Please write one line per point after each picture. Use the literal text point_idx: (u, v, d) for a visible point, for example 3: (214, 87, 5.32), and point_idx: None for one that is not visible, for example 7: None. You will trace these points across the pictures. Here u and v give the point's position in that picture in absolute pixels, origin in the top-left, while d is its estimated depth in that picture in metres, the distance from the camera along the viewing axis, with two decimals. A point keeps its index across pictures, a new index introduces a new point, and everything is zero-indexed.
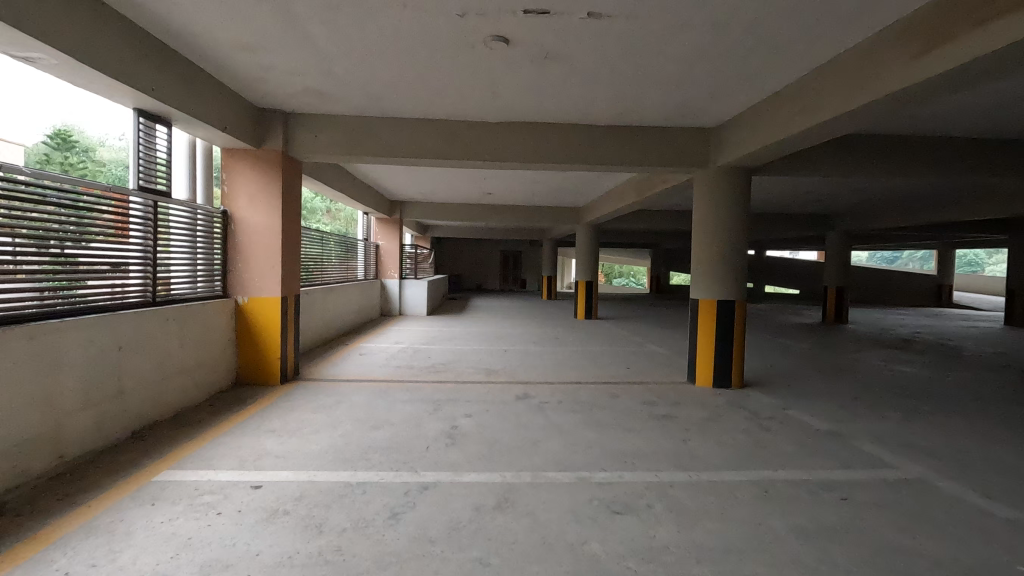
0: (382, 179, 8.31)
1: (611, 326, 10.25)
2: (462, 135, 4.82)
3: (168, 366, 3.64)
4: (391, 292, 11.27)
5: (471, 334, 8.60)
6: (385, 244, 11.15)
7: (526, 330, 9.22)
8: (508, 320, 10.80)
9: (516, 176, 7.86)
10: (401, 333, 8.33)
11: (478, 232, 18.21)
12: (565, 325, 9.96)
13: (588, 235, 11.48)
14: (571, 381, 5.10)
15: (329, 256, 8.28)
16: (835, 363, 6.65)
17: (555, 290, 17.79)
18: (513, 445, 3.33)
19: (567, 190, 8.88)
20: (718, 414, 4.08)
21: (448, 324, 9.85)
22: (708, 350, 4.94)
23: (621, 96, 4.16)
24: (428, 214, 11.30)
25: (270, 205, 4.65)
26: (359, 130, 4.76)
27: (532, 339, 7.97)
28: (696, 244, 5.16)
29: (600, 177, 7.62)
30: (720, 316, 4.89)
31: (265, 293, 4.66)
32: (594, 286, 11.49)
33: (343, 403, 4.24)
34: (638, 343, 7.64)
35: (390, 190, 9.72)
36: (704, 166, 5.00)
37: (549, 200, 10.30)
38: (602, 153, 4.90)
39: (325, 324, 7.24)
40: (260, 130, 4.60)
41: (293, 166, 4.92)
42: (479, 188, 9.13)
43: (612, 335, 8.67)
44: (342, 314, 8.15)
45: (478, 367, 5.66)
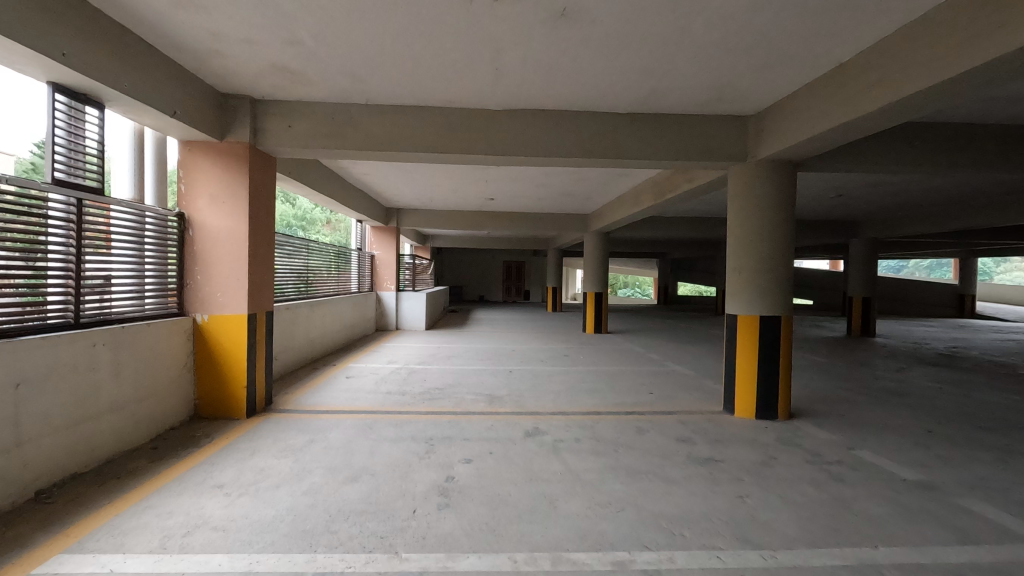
0: (375, 182, 7.66)
1: (623, 341, 9.51)
2: (460, 125, 4.14)
3: (93, 404, 2.93)
4: (387, 305, 10.57)
5: (472, 351, 7.87)
6: (382, 254, 10.47)
7: (533, 346, 8.49)
8: (512, 335, 10.07)
9: (522, 178, 7.18)
10: (396, 351, 7.60)
11: (480, 242, 17.54)
12: (575, 340, 9.24)
13: (597, 243, 10.77)
14: (587, 411, 4.37)
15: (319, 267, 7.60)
16: (882, 384, 5.89)
17: (560, 302, 17.07)
18: (522, 505, 2.60)
19: (576, 194, 8.19)
20: (770, 455, 3.36)
21: (448, 340, 9.12)
22: (750, 374, 4.21)
23: (647, 74, 3.50)
24: (427, 222, 10.63)
25: (234, 206, 3.97)
26: (339, 119, 4.09)
27: (539, 358, 7.23)
28: (731, 251, 4.46)
29: (612, 179, 6.94)
30: (762, 334, 4.17)
31: (228, 311, 3.96)
32: (603, 298, 10.77)
33: (316, 442, 3.51)
34: (657, 363, 6.91)
35: (386, 195, 9.06)
36: (742, 161, 4.30)
37: (555, 206, 9.62)
38: (623, 145, 4.21)
39: (309, 343, 6.53)
40: (223, 119, 3.94)
41: (264, 162, 4.24)
42: (482, 193, 8.46)
43: (626, 352, 7.93)
44: (331, 332, 7.43)
45: (480, 394, 4.91)
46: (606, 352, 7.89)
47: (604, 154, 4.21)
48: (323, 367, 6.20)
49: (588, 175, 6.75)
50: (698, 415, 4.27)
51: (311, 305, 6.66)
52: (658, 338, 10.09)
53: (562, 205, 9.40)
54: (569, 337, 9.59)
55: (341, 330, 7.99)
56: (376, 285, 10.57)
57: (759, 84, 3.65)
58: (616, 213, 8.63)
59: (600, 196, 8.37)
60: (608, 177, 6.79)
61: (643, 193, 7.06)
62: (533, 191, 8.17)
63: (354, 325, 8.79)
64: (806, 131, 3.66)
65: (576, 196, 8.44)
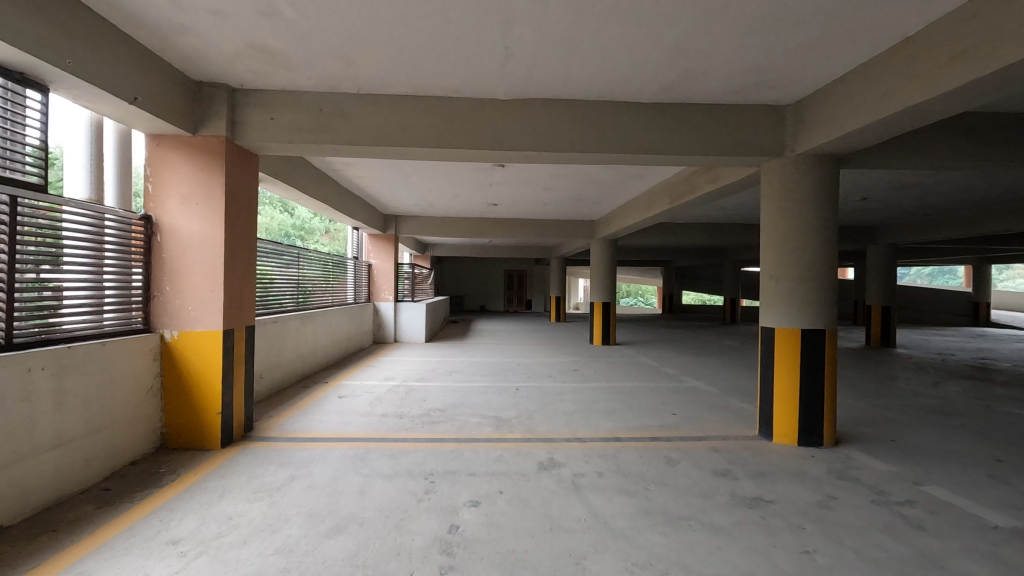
0: (371, 185, 7.20)
1: (633, 353, 9.03)
2: (463, 117, 3.70)
3: (27, 441, 2.46)
4: (386, 316, 10.11)
5: (475, 366, 7.39)
6: (380, 263, 10.04)
7: (539, 360, 8.00)
8: (516, 348, 9.59)
9: (528, 180, 6.72)
10: (394, 367, 7.12)
11: (481, 250, 17.08)
12: (583, 352, 8.74)
13: (604, 251, 10.32)
14: (607, 438, 3.88)
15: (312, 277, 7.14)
16: (924, 403, 5.39)
17: (564, 311, 16.61)
18: (542, 566, 2.12)
19: (585, 198, 7.75)
20: (827, 494, 2.88)
21: (449, 354, 8.65)
22: (791, 395, 3.74)
23: (679, 55, 3.06)
24: (427, 229, 10.18)
25: (208, 208, 3.50)
26: (328, 110, 3.65)
27: (548, 373, 6.73)
28: (765, 257, 4.00)
29: (624, 181, 6.50)
30: (804, 350, 3.70)
31: (200, 327, 3.49)
32: (612, 308, 10.30)
33: (297, 479, 3.02)
34: (674, 378, 6.43)
35: (384, 201, 8.61)
36: (778, 156, 3.85)
37: (561, 211, 9.17)
38: (646, 139, 3.77)
39: (300, 358, 6.05)
40: (196, 110, 3.49)
41: (244, 158, 3.78)
42: (484, 197, 8.01)
43: (638, 366, 7.46)
44: (324, 346, 6.95)
45: (486, 418, 4.42)
46: (617, 367, 7.40)
47: (624, 149, 3.76)
48: (313, 385, 5.72)
49: (599, 176, 6.30)
50: (732, 442, 3.79)
51: (302, 317, 6.18)
52: (669, 350, 9.61)
53: (568, 210, 8.95)
54: (576, 350, 9.11)
55: (336, 344, 7.51)
56: (374, 295, 10.11)
57: (805, 66, 3.20)
58: (627, 219, 8.18)
59: (609, 201, 7.93)
60: (621, 178, 6.34)
61: (657, 196, 6.61)
62: (539, 195, 7.72)
63: (349, 339, 8.32)
64: (858, 119, 3.22)
65: (584, 201, 8.00)
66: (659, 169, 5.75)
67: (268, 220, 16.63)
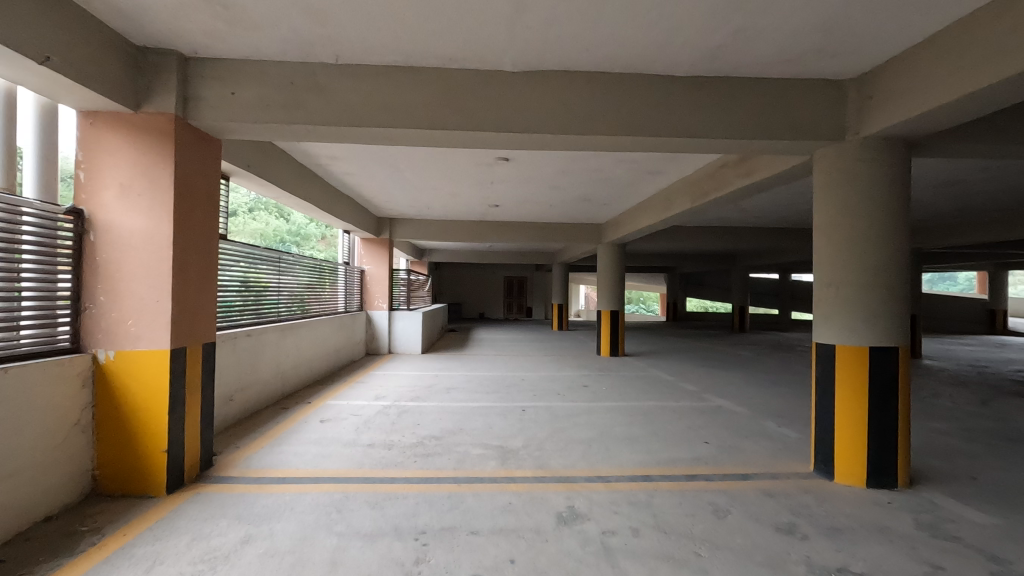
0: (361, 184, 6.58)
1: (645, 366, 8.40)
2: (463, 93, 3.09)
3: None
4: (379, 326, 9.48)
5: (475, 381, 6.76)
6: (373, 269, 9.42)
7: (544, 374, 7.37)
8: (519, 360, 8.95)
9: (533, 179, 6.11)
10: (386, 383, 6.48)
11: (480, 256, 16.48)
12: (591, 366, 8.11)
13: (612, 256, 9.71)
14: (634, 477, 3.25)
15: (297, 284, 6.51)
16: (982, 426, 4.77)
17: (566, 319, 15.99)
18: None
19: (594, 198, 7.14)
20: (930, 563, 2.25)
21: (447, 367, 8.01)
22: (857, 426, 3.12)
23: (733, 8, 2.45)
24: (423, 233, 9.57)
25: (154, 201, 2.88)
26: (300, 84, 3.03)
27: (556, 391, 6.10)
28: (819, 261, 3.39)
29: (639, 180, 5.91)
30: (873, 372, 3.08)
31: (142, 346, 2.86)
32: (620, 316, 9.68)
33: (253, 541, 2.39)
34: (696, 396, 5.82)
35: (377, 202, 8.01)
36: (838, 141, 3.24)
37: (567, 214, 8.57)
38: (681, 120, 3.16)
39: (280, 375, 5.41)
40: (139, 81, 2.87)
41: (202, 143, 3.16)
42: (485, 198, 7.40)
43: (654, 382, 6.83)
44: (309, 360, 6.31)
45: (489, 450, 3.78)
46: (631, 383, 6.77)
47: (656, 132, 3.15)
48: (294, 406, 5.07)
49: (612, 173, 5.70)
50: (786, 483, 3.16)
51: (283, 329, 5.55)
52: (682, 362, 8.98)
53: (575, 212, 8.36)
54: (584, 362, 8.48)
55: (322, 358, 6.87)
56: (366, 303, 9.48)
57: (885, 25, 2.60)
58: (639, 222, 7.58)
59: (619, 201, 7.33)
60: (636, 176, 5.75)
61: (675, 196, 6.02)
62: (544, 196, 7.12)
63: (339, 351, 7.68)
64: (948, 91, 2.61)
65: (592, 202, 7.41)
66: (680, 163, 5.14)
67: (260, 225, 16.03)
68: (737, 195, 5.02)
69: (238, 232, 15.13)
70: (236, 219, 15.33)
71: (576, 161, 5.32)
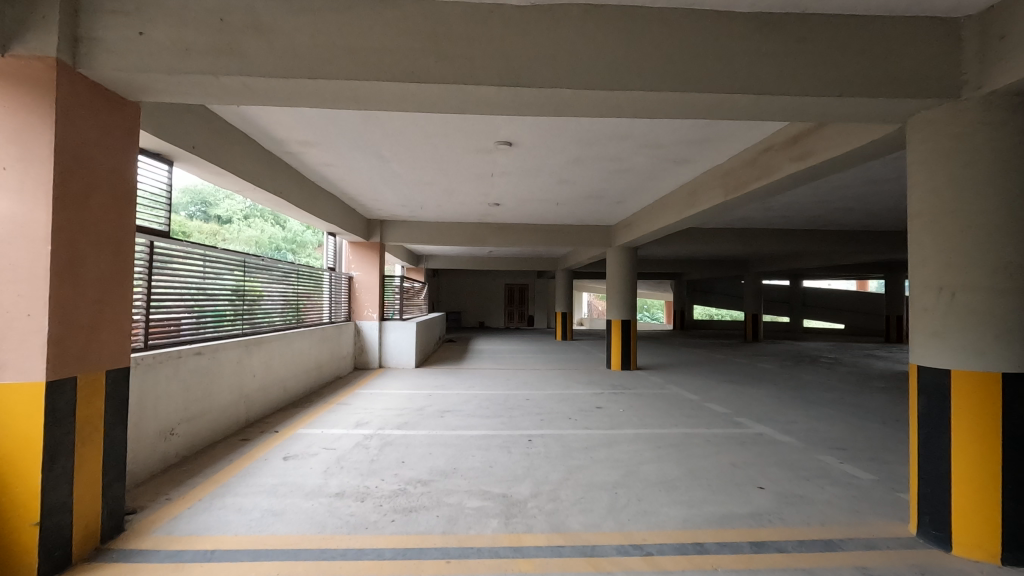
0: (344, 180, 5.81)
1: (661, 381, 7.59)
2: (451, 35, 2.31)
3: None
4: (369, 337, 8.67)
5: (474, 402, 5.96)
6: (363, 275, 8.64)
7: (552, 393, 6.56)
8: (522, 375, 8.14)
9: (539, 171, 5.33)
10: (372, 405, 5.68)
11: (481, 262, 15.71)
12: (603, 382, 7.29)
13: (622, 260, 8.92)
14: (682, 546, 2.45)
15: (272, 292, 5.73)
16: None
17: (571, 329, 15.19)
18: None
19: (605, 195, 6.38)
20: None
21: (442, 384, 7.21)
22: (985, 482, 2.30)
23: None
24: (418, 237, 8.80)
25: (26, 180, 2.10)
26: (232, 21, 2.25)
27: (567, 415, 5.29)
28: (918, 259, 2.60)
29: (662, 171, 5.13)
30: (1007, 408, 2.28)
31: (7, 379, 2.07)
32: (632, 325, 8.88)
33: None
34: (730, 422, 4.99)
35: (365, 202, 7.23)
36: (948, 99, 2.44)
37: (576, 214, 7.79)
38: (741, 72, 2.38)
39: (244, 399, 4.63)
40: (7, 13, 2.10)
41: (106, 106, 2.38)
42: (485, 196, 6.62)
43: (676, 402, 6.00)
44: (283, 379, 5.52)
45: (490, 503, 2.97)
46: (650, 403, 5.96)
47: (710, 88, 2.37)
48: (257, 438, 4.27)
49: (631, 163, 4.92)
50: (888, 557, 2.35)
51: (249, 346, 4.75)
52: (701, 377, 8.16)
53: (585, 212, 7.58)
54: (595, 378, 7.67)
55: (301, 376, 6.07)
56: (355, 313, 8.67)
57: None
58: (657, 222, 6.79)
59: (635, 198, 6.55)
60: (658, 165, 4.96)
61: (703, 190, 5.23)
62: (550, 193, 6.34)
63: (322, 368, 6.89)
64: None
65: (604, 199, 6.62)
66: (714, 147, 4.36)
67: (255, 231, 15.38)
68: (783, 185, 4.23)
69: (231, 239, 14.47)
70: (229, 225, 14.70)
71: (590, 147, 4.54)
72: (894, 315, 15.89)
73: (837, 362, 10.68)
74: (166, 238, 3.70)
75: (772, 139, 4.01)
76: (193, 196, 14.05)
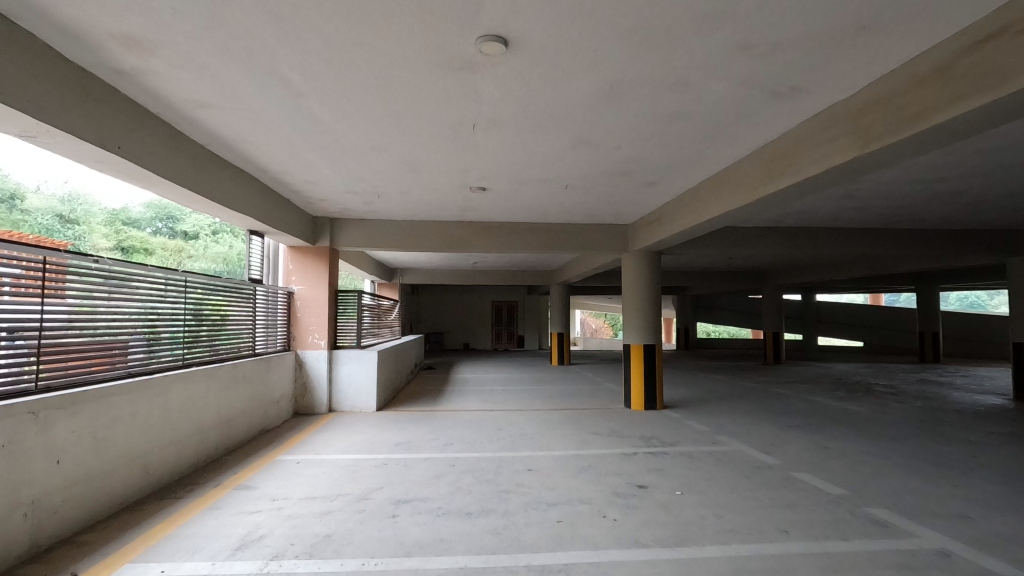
0: (249, 144, 3.85)
1: (705, 427, 5.65)
2: None
3: None
4: (314, 372, 6.56)
5: (448, 480, 3.90)
6: (306, 290, 6.59)
7: (565, 458, 4.53)
8: (519, 421, 6.11)
9: (547, 118, 3.42)
10: (286, 493, 3.60)
11: (465, 275, 13.76)
12: (629, 433, 5.30)
13: (643, 267, 7.00)
14: None
15: (132, 317, 3.67)
16: None
17: (568, 353, 13.23)
18: None
19: (638, 168, 4.48)
20: None
21: (406, 440, 5.16)
22: None
23: None
24: (381, 239, 6.82)
25: None
26: None
27: (599, 511, 3.24)
28: None
29: (743, 113, 3.25)
30: None
31: None
32: (656, 352, 6.91)
33: None
34: (869, 525, 3.04)
35: (301, 189, 5.25)
36: None
37: (587, 204, 5.87)
38: None
39: (16, 514, 2.51)
40: None
41: None
42: (466, 174, 4.69)
43: (751, 472, 4.04)
44: (136, 458, 3.41)
45: None
46: (714, 475, 3.98)
47: None
48: None
49: (700, 96, 3.03)
50: None
51: (42, 414, 2.68)
52: (752, 418, 6.22)
53: (601, 202, 5.68)
54: (616, 426, 5.68)
55: (184, 444, 3.97)
56: (297, 341, 6.58)
57: None
58: (705, 212, 4.90)
59: (676, 175, 4.66)
60: (744, 100, 3.07)
61: (807, 145, 3.35)
62: (558, 166, 4.43)
63: (234, 423, 4.79)
64: None
65: (633, 176, 4.71)
66: (868, 48, 2.48)
67: (225, 248, 13.23)
68: (995, 114, 2.38)
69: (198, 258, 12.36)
70: (195, 242, 12.47)
71: (642, 61, 2.66)
72: (928, 332, 14.17)
73: (895, 391, 8.82)
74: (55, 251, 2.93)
75: (1010, 12, 2.13)
76: (160, 212, 12.24)
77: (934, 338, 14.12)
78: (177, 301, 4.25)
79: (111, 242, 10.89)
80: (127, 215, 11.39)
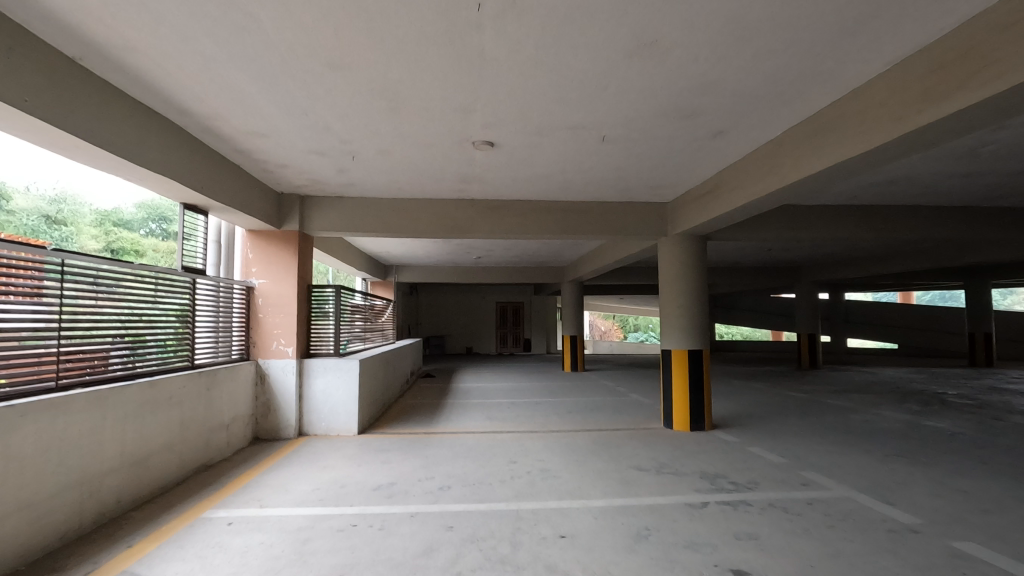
0: (143, 49, 2.57)
1: (781, 458, 4.34)
2: None
3: None
4: (280, 387, 5.26)
5: (445, 559, 2.59)
6: (269, 286, 5.31)
7: (610, 512, 3.22)
8: (539, 449, 4.80)
9: None
10: None
11: (468, 272, 12.47)
12: (686, 470, 4.00)
13: (685, 254, 5.69)
14: None
15: None
16: None
17: (583, 358, 11.94)
18: None
19: (710, 103, 3.18)
20: None
21: (390, 481, 3.85)
22: None
23: None
24: (362, 221, 5.53)
25: None
26: None
27: None
28: None
29: None
30: None
31: None
32: (703, 360, 5.60)
33: None
34: None
35: (251, 148, 3.98)
36: None
37: (622, 172, 4.59)
38: None
39: None
40: None
41: None
42: (467, 116, 3.41)
43: (892, 543, 2.73)
44: None
45: None
46: (840, 548, 2.68)
47: None
48: None
49: None
50: None
51: None
52: (832, 443, 4.90)
53: (642, 167, 4.40)
54: (665, 458, 4.37)
55: (48, 504, 2.68)
56: (257, 348, 5.27)
57: None
58: (796, 171, 3.59)
59: (759, 114, 3.35)
60: None
61: None
62: (598, 98, 3.14)
63: (149, 464, 3.49)
64: None
65: (697, 118, 3.41)
66: None
67: None
68: None
69: None
70: None
71: None
72: (979, 334, 12.82)
73: (974, 403, 7.47)
74: (25, 245, 2.68)
75: None
76: (152, 212, 10.64)
77: (988, 340, 12.75)
78: (65, 295, 2.96)
79: (101, 245, 9.17)
80: (120, 215, 9.75)
